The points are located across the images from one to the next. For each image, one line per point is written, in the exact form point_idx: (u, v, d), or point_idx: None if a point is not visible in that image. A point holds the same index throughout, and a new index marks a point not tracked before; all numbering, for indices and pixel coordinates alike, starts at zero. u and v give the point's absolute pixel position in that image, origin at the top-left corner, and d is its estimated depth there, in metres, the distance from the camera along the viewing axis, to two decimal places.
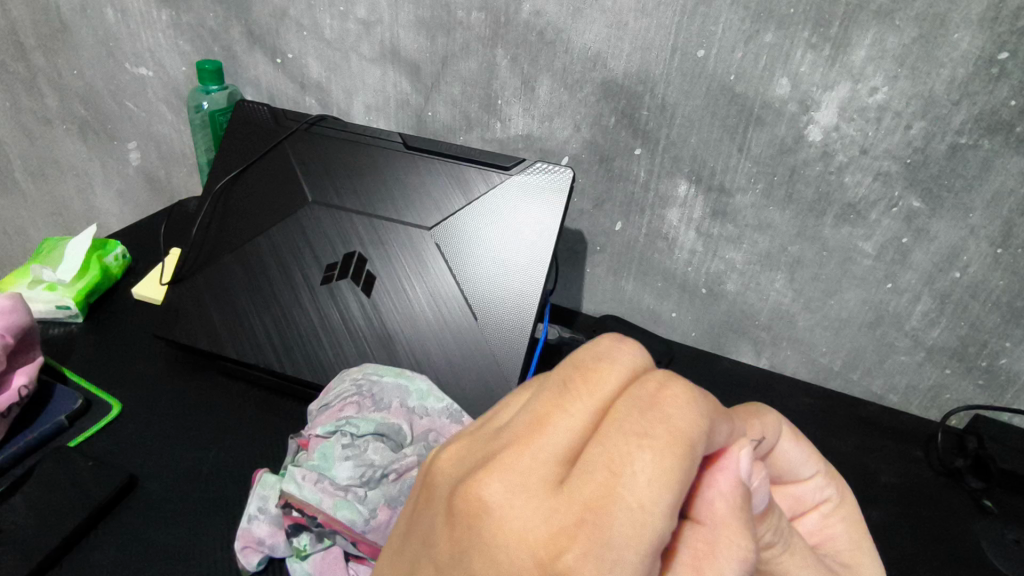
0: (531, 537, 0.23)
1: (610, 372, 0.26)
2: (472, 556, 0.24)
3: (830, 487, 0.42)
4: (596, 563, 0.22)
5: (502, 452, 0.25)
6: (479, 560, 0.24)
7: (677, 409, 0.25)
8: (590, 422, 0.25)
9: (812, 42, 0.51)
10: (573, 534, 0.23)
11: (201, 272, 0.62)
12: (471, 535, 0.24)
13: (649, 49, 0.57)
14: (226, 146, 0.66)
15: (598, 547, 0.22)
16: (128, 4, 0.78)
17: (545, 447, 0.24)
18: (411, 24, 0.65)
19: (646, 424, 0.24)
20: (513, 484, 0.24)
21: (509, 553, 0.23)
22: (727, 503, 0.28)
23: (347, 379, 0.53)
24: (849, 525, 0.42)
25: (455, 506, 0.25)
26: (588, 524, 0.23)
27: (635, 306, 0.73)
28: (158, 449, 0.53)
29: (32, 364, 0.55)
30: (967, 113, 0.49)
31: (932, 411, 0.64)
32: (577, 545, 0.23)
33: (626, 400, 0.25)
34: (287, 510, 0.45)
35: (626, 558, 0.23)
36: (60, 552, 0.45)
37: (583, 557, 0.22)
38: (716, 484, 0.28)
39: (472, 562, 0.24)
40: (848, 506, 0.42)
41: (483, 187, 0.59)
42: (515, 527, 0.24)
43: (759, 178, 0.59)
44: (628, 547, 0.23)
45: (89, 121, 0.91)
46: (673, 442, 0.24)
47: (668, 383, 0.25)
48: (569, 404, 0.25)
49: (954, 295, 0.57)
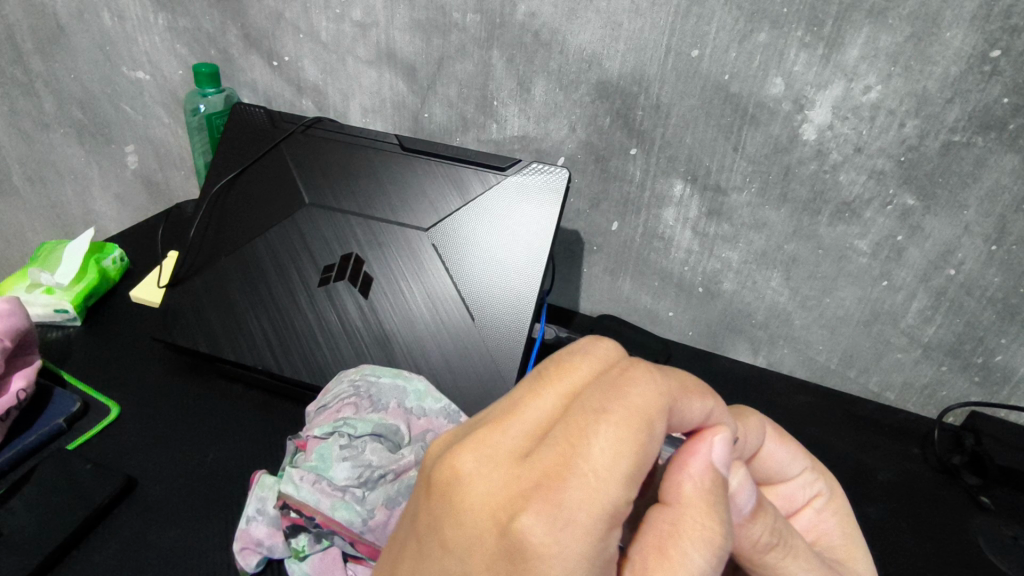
0: (494, 500, 0.26)
1: (583, 362, 0.29)
2: (442, 522, 0.27)
3: (820, 482, 0.42)
4: (549, 521, 0.25)
5: (476, 429, 0.28)
6: (451, 524, 0.27)
7: (637, 391, 0.28)
8: (559, 405, 0.28)
9: (806, 41, 0.51)
10: (530, 495, 0.25)
11: (199, 274, 0.62)
12: (443, 502, 0.27)
13: (644, 49, 0.57)
14: (222, 149, 0.66)
15: (552, 508, 0.25)
16: (125, 8, 0.78)
17: (515, 426, 0.28)
18: (407, 26, 0.65)
19: (605, 403, 0.27)
20: (481, 454, 0.27)
21: (475, 515, 0.26)
22: (695, 485, 0.29)
23: (344, 380, 0.53)
24: (841, 520, 0.42)
25: (430, 478, 0.28)
26: (545, 487, 0.25)
27: (632, 306, 0.73)
28: (157, 451, 0.53)
29: (31, 367, 0.55)
30: (960, 110, 0.49)
31: (929, 408, 0.64)
32: (531, 505, 0.25)
33: (593, 383, 0.28)
34: (285, 511, 0.45)
35: (579, 519, 0.25)
36: (60, 553, 0.45)
37: (537, 516, 0.25)
38: (688, 467, 0.30)
39: (444, 526, 0.27)
40: (839, 499, 0.42)
41: (480, 188, 0.59)
42: (479, 493, 0.26)
43: (754, 177, 0.59)
44: (581, 510, 0.25)
45: (86, 125, 0.92)
46: (631, 418, 0.27)
47: (632, 372, 0.29)
48: (542, 390, 0.29)
49: (948, 293, 0.57)
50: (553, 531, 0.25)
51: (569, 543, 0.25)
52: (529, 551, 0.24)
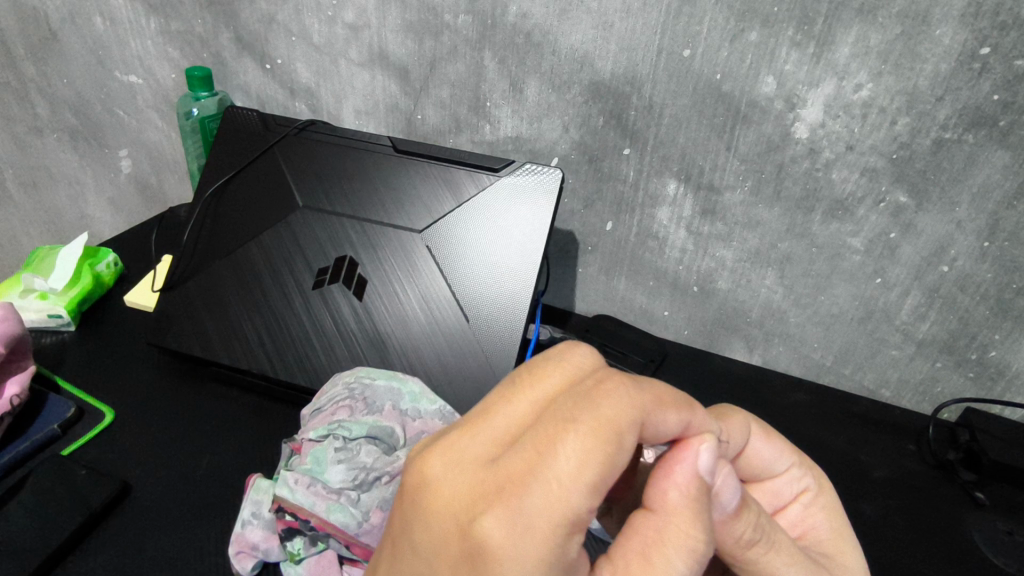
0: (458, 502, 0.27)
1: (557, 368, 0.30)
2: (412, 522, 0.29)
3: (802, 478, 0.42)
4: (507, 526, 0.26)
5: (447, 435, 0.29)
6: (419, 524, 0.28)
7: (608, 401, 0.28)
8: (530, 411, 0.29)
9: (797, 40, 0.51)
10: (491, 500, 0.27)
11: (192, 278, 0.62)
12: (413, 502, 0.29)
13: (636, 49, 0.57)
14: (215, 152, 0.65)
15: (511, 514, 0.26)
16: (117, 12, 0.78)
17: (485, 431, 0.29)
18: (399, 28, 0.65)
19: (574, 412, 0.28)
20: (450, 459, 0.28)
21: (440, 516, 0.28)
22: (681, 493, 0.30)
23: (339, 383, 0.53)
24: (831, 514, 0.42)
25: (403, 480, 0.29)
26: (506, 493, 0.26)
27: (627, 306, 0.73)
28: (151, 456, 0.53)
29: (25, 373, 0.55)
30: (951, 108, 0.49)
31: (923, 405, 0.65)
32: (492, 508, 0.26)
33: (566, 390, 0.29)
34: (280, 514, 0.45)
35: (537, 526, 0.26)
36: (54, 560, 0.45)
37: (495, 520, 0.26)
38: (673, 475, 0.30)
39: (413, 525, 0.29)
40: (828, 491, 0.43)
41: (474, 189, 0.59)
42: (445, 496, 0.28)
43: (747, 176, 0.59)
44: (540, 517, 0.26)
45: (80, 130, 0.91)
46: (599, 428, 0.27)
47: (606, 380, 0.29)
48: (514, 396, 0.29)
49: (942, 290, 0.57)
50: (510, 534, 0.26)
51: (526, 547, 0.26)
52: (487, 553, 0.26)
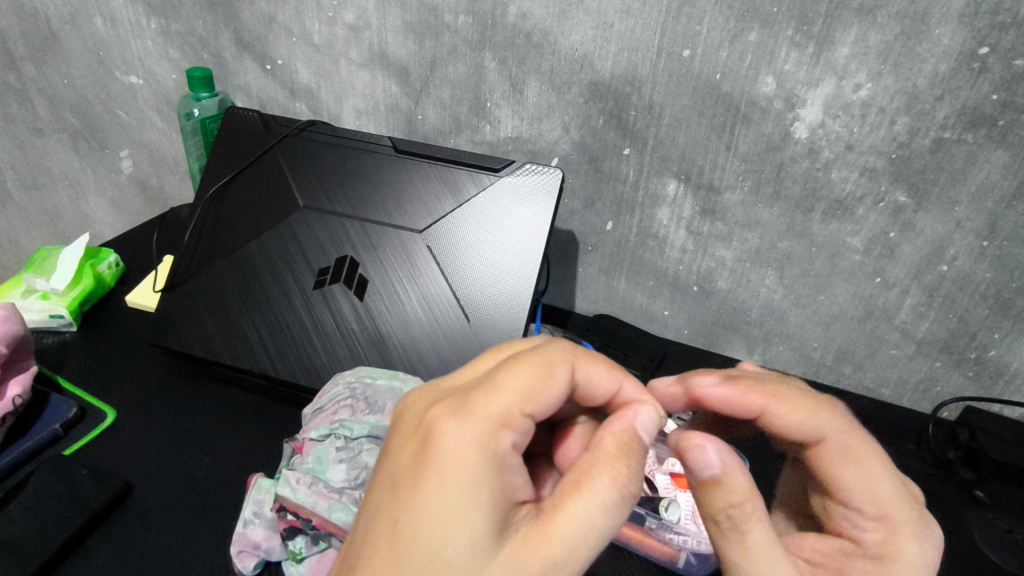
0: (424, 408, 0.36)
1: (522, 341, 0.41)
2: (388, 438, 0.36)
3: (872, 508, 0.38)
4: (454, 417, 0.34)
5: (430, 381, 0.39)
6: (394, 434, 0.36)
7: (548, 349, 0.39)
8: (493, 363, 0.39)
9: (796, 40, 0.52)
10: (447, 403, 0.35)
11: (193, 279, 0.62)
12: (394, 422, 0.37)
13: (636, 49, 0.57)
14: (216, 153, 0.66)
15: (459, 411, 0.34)
16: (117, 13, 0.78)
17: (458, 375, 0.38)
18: (399, 29, 0.65)
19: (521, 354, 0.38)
20: (427, 389, 0.38)
21: (409, 421, 0.36)
22: (614, 438, 0.35)
23: (339, 383, 0.53)
24: (903, 559, 0.37)
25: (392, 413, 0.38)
26: (460, 400, 0.35)
27: (627, 305, 0.74)
28: (152, 456, 0.53)
29: (26, 373, 0.55)
30: (950, 107, 0.50)
31: (923, 404, 0.65)
32: (448, 412, 0.34)
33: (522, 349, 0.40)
34: (281, 514, 0.46)
35: (477, 419, 0.34)
36: (54, 561, 0.45)
37: (445, 412, 0.34)
38: (611, 425, 0.36)
39: (389, 438, 0.36)
40: (902, 525, 0.38)
41: (474, 190, 0.59)
42: (417, 407, 0.36)
43: (747, 176, 0.59)
44: (481, 412, 0.34)
45: (81, 131, 0.92)
46: (536, 360, 0.37)
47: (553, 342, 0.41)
48: (484, 355, 0.40)
49: (941, 289, 0.57)
50: (456, 430, 0.33)
51: (465, 433, 0.33)
52: (434, 435, 0.33)
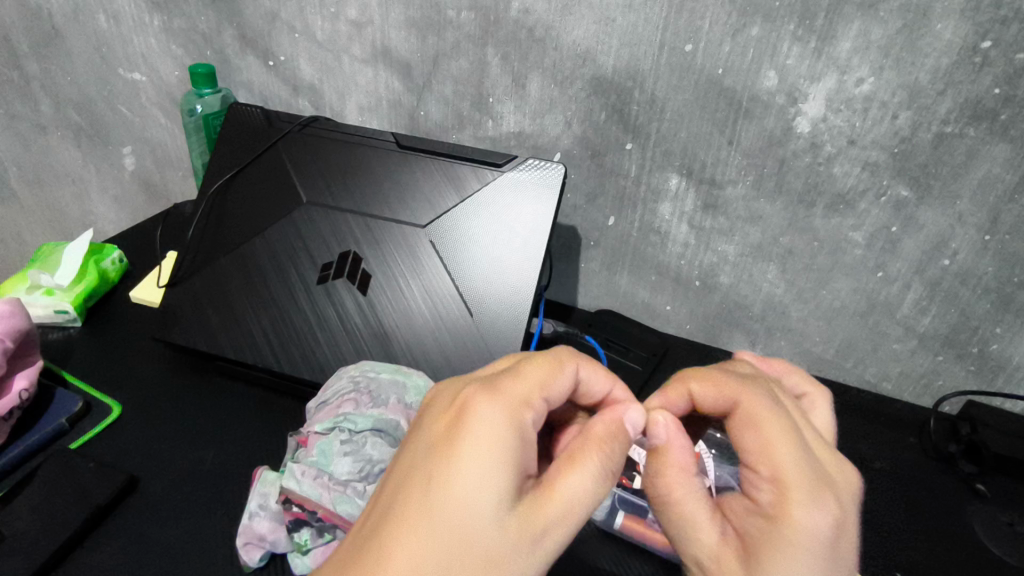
0: (453, 390, 0.37)
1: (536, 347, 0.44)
2: (415, 418, 0.37)
3: (765, 470, 0.36)
4: (485, 392, 0.35)
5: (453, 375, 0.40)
6: (421, 414, 0.37)
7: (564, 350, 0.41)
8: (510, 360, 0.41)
9: (798, 35, 0.52)
10: (478, 383, 0.36)
11: (197, 274, 0.62)
12: (420, 407, 0.38)
13: (638, 44, 0.57)
14: (219, 149, 0.66)
15: (489, 388, 0.36)
16: (120, 9, 0.78)
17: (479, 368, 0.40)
18: (401, 24, 0.65)
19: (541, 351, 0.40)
20: (452, 378, 0.39)
21: (439, 400, 0.37)
22: (608, 424, 0.38)
23: (343, 377, 0.54)
24: (789, 526, 0.34)
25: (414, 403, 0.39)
26: (488, 380, 0.37)
27: (630, 300, 0.74)
28: (158, 450, 0.54)
29: (32, 368, 0.55)
30: (952, 101, 0.50)
31: (924, 398, 0.65)
32: (482, 389, 0.35)
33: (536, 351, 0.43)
34: (287, 506, 0.46)
35: (509, 395, 0.35)
36: (60, 554, 0.46)
37: (477, 388, 0.36)
38: (606, 414, 0.39)
39: (415, 419, 0.37)
40: (797, 493, 0.35)
41: (477, 185, 0.59)
42: (446, 390, 0.38)
43: (749, 171, 0.60)
44: (513, 389, 0.36)
45: (84, 127, 0.92)
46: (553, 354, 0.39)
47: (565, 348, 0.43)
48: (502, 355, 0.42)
49: (943, 283, 0.58)
50: (482, 403, 0.35)
51: (498, 406, 0.34)
52: (469, 408, 0.35)
